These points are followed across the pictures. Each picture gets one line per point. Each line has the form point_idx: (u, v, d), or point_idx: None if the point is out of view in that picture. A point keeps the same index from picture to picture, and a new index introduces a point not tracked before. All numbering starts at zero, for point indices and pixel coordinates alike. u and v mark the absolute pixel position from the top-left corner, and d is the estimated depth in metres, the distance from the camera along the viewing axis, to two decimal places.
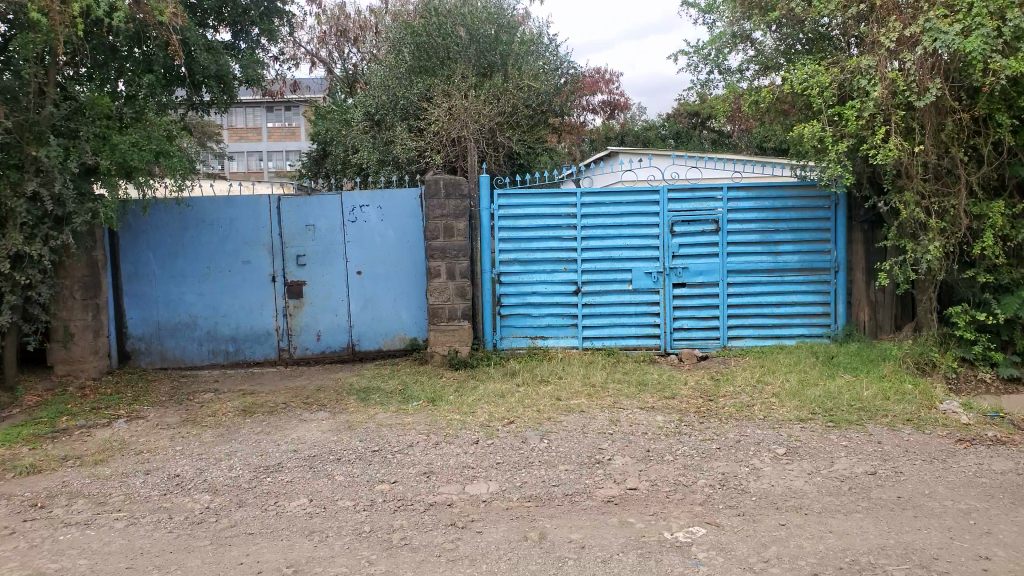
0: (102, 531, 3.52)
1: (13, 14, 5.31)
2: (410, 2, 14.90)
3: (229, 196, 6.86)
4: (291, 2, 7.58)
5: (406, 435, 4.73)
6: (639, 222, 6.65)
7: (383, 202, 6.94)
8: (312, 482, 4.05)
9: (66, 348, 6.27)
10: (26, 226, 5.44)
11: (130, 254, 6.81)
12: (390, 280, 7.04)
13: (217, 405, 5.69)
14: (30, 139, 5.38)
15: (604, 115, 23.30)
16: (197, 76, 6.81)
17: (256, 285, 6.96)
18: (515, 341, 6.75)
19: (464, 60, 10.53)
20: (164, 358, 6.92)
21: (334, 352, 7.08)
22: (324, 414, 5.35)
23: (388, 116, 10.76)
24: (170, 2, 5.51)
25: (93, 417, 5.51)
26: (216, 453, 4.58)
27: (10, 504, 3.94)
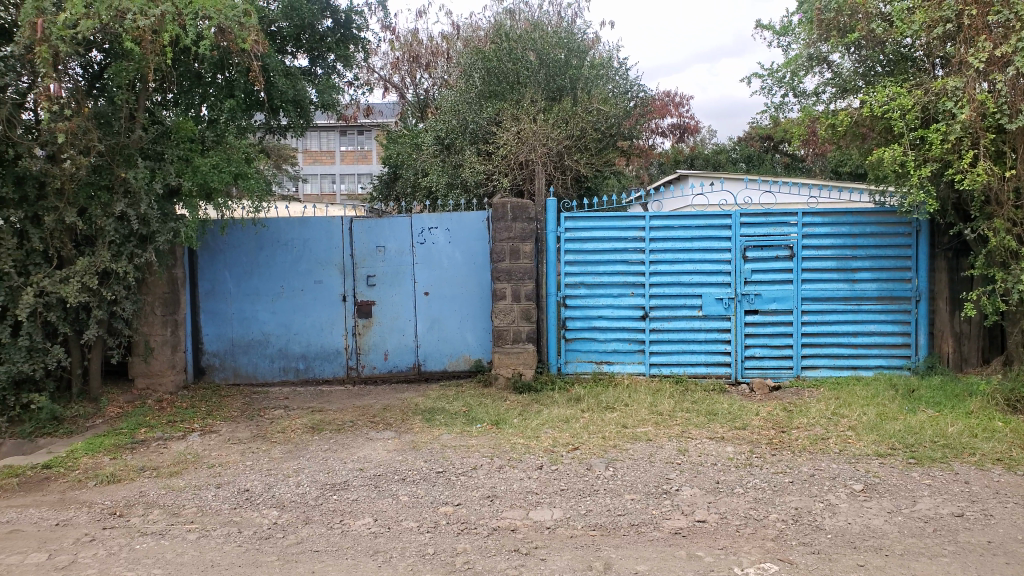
0: (175, 542, 3.62)
1: (109, 43, 5.61)
2: (481, 28, 15.19)
3: (303, 218, 7.05)
4: (367, 29, 7.80)
5: (470, 458, 4.73)
6: (710, 247, 6.53)
7: (452, 224, 7.02)
8: (377, 502, 4.07)
9: (146, 363, 6.52)
10: (114, 245, 5.72)
11: (207, 273, 7.03)
12: (457, 301, 7.09)
13: (286, 422, 5.81)
14: (119, 161, 5.68)
15: (673, 138, 23.13)
16: (275, 101, 7.00)
17: (327, 305, 7.11)
18: (581, 366, 6.69)
19: (534, 84, 10.70)
20: (238, 374, 7.12)
21: (400, 372, 7.15)
22: (389, 434, 5.39)
23: (457, 139, 10.93)
24: (253, 29, 5.71)
25: (170, 429, 5.69)
26: (285, 469, 4.66)
27: (91, 511, 4.09)
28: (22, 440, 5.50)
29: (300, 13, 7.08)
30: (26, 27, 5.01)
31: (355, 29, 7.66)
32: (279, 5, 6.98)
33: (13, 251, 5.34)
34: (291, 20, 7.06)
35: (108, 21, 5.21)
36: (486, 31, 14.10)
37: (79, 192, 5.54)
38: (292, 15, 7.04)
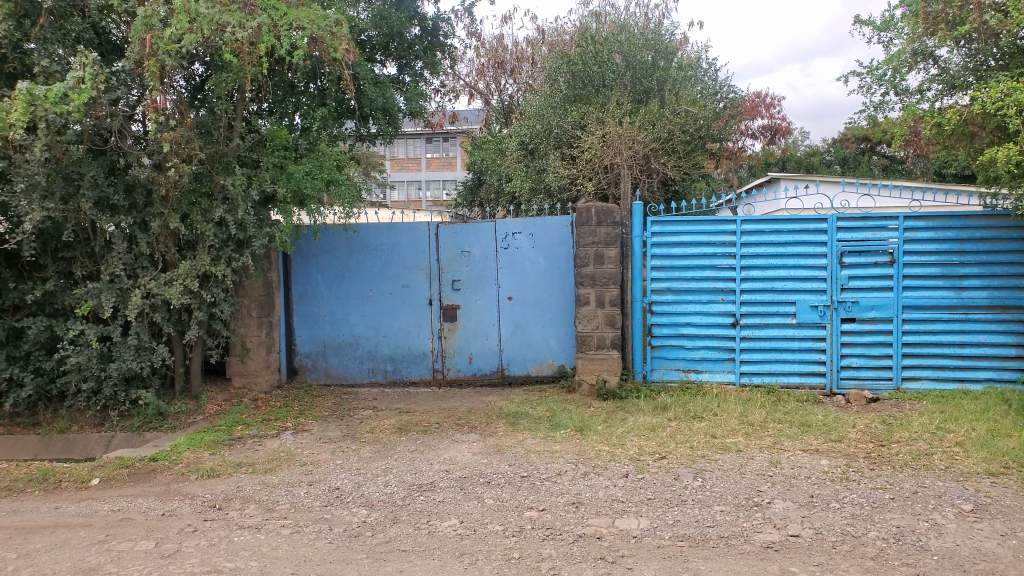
0: (271, 537, 3.73)
1: (210, 56, 5.86)
2: (567, 32, 15.21)
3: (391, 223, 7.19)
4: (453, 37, 7.94)
5: (554, 463, 4.71)
6: (804, 252, 6.30)
7: (535, 229, 7.00)
8: (463, 504, 4.10)
9: (243, 363, 6.78)
10: (213, 249, 5.98)
11: (301, 276, 7.28)
12: (540, 306, 7.07)
13: (375, 422, 5.93)
14: (219, 169, 5.93)
15: (763, 140, 22.56)
16: (365, 109, 7.16)
17: (414, 308, 7.23)
18: (667, 374, 6.56)
19: (620, 87, 10.62)
20: (329, 375, 7.33)
21: (485, 375, 7.19)
22: (474, 436, 5.44)
23: (541, 144, 10.94)
24: (343, 39, 5.91)
25: (264, 427, 5.90)
26: (374, 468, 4.76)
27: (193, 503, 4.28)
28: (131, 433, 5.85)
29: (389, 22, 7.25)
30: (137, 43, 5.38)
31: (442, 36, 7.81)
32: (368, 15, 7.23)
33: (123, 255, 5.71)
34: (380, 29, 7.22)
35: (210, 35, 5.40)
36: (571, 36, 14.10)
37: (182, 199, 5.81)
38: (382, 24, 7.22)
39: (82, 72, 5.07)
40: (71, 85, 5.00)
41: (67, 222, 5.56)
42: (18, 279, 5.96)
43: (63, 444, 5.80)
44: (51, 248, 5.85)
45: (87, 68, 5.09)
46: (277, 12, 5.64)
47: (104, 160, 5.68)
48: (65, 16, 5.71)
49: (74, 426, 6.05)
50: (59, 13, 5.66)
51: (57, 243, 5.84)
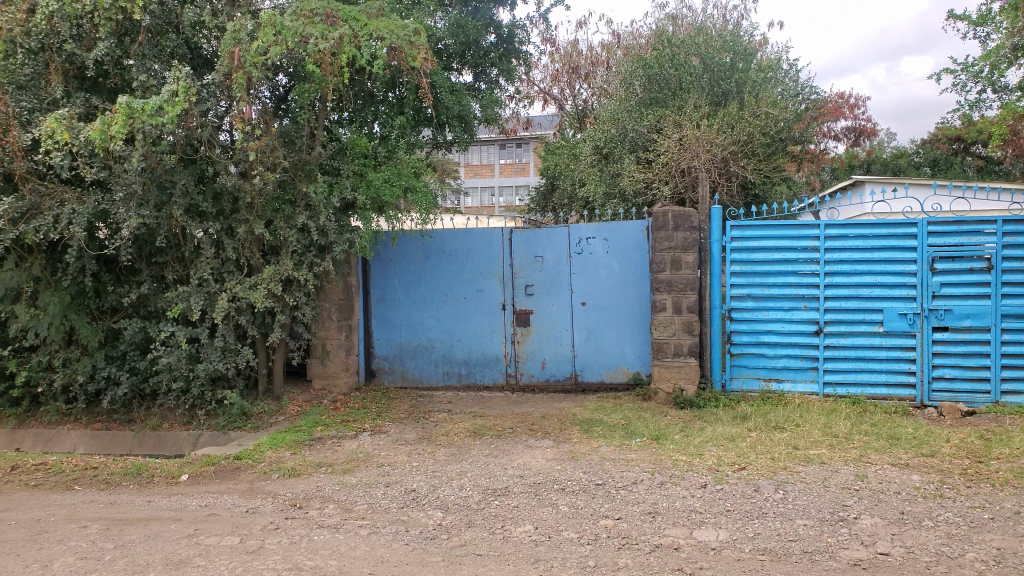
0: (349, 536, 3.81)
1: (293, 67, 6.05)
2: (642, 36, 15.09)
3: (466, 229, 7.27)
4: (528, 43, 7.98)
5: (630, 472, 4.64)
6: (893, 258, 6.05)
7: (610, 234, 6.92)
8: (538, 510, 4.09)
9: (323, 364, 6.95)
10: (296, 254, 6.17)
11: (379, 281, 7.44)
12: (614, 312, 6.97)
13: (450, 426, 5.98)
14: (302, 176, 6.10)
15: (847, 142, 21.80)
16: (442, 117, 7.23)
17: (488, 313, 7.27)
18: (747, 383, 6.40)
19: (698, 89, 10.48)
20: (405, 378, 7.44)
21: (558, 381, 7.16)
22: (548, 442, 5.42)
23: (616, 148, 10.84)
24: (422, 48, 5.92)
25: (344, 428, 6.03)
26: (449, 472, 4.79)
27: (275, 502, 4.40)
28: (217, 432, 6.11)
29: (465, 30, 7.31)
30: (226, 56, 5.62)
31: (517, 43, 7.86)
32: (446, 24, 7.21)
33: (211, 260, 5.93)
34: (456, 37, 7.29)
35: (294, 46, 5.58)
36: (647, 40, 13.97)
37: (267, 206, 6.01)
38: (459, 33, 7.29)
39: (176, 85, 5.29)
40: (166, 98, 5.23)
41: (160, 228, 5.82)
42: (116, 283, 6.39)
43: (154, 440, 6.18)
44: (146, 253, 6.17)
45: (180, 82, 5.33)
46: (358, 23, 5.75)
47: (194, 169, 5.90)
48: (161, 33, 5.98)
49: (165, 423, 6.36)
50: (156, 30, 5.93)
51: (151, 248, 6.14)
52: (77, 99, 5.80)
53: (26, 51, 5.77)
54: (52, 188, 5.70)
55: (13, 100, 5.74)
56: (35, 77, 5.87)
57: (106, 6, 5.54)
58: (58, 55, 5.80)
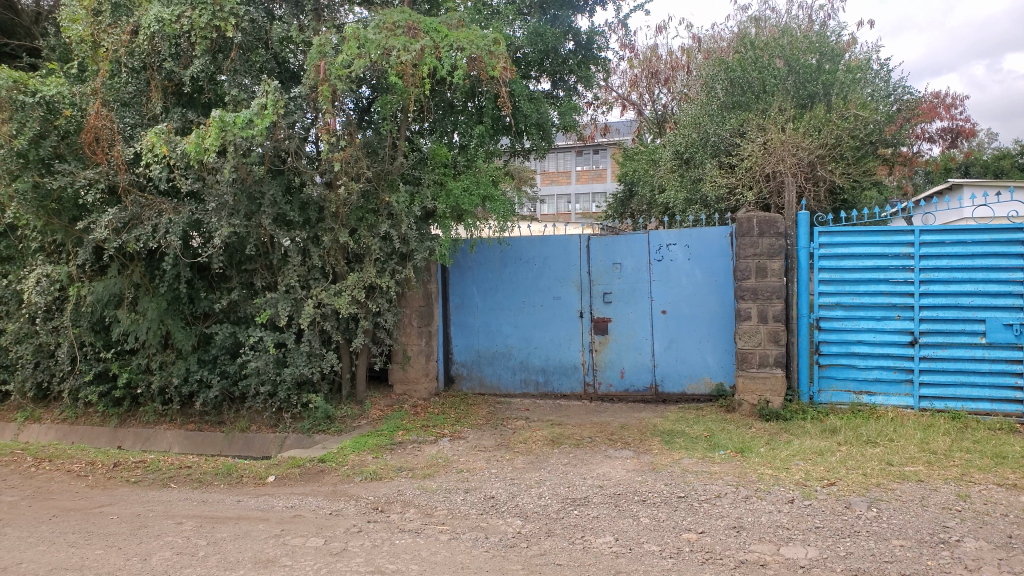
0: (430, 541, 3.84)
1: (376, 79, 6.16)
2: (724, 40, 14.80)
3: (544, 236, 7.27)
4: (607, 49, 7.91)
5: (713, 485, 4.52)
6: (996, 264, 5.72)
7: (691, 240, 6.79)
8: (619, 521, 4.02)
9: (404, 370, 7.06)
10: (379, 261, 6.29)
11: (458, 288, 7.53)
12: (696, 321, 6.82)
13: (528, 433, 5.98)
14: (384, 186, 6.23)
15: (943, 143, 20.78)
16: (520, 125, 7.22)
17: (566, 321, 7.24)
18: (836, 395, 6.16)
19: (783, 92, 10.22)
20: (483, 384, 7.48)
21: (638, 391, 7.05)
22: (628, 453, 5.34)
23: (697, 153, 10.63)
24: (501, 57, 5.90)
25: (424, 433, 6.11)
26: (528, 479, 4.78)
27: (358, 505, 4.49)
28: (302, 435, 6.28)
29: (544, 38, 7.28)
30: (312, 70, 5.78)
31: (596, 49, 7.79)
32: (525, 32, 7.20)
33: (298, 267, 6.14)
34: (535, 46, 7.30)
35: (377, 59, 5.70)
36: (729, 43, 13.69)
37: (351, 214, 6.16)
38: (537, 41, 7.26)
39: (265, 99, 5.47)
40: (256, 111, 5.43)
41: (250, 236, 6.03)
42: (209, 289, 6.67)
43: (243, 442, 6.40)
44: (236, 261, 6.41)
45: (269, 95, 5.52)
46: (439, 34, 5.87)
47: (282, 179, 6.10)
48: (252, 48, 6.20)
49: (253, 425, 6.57)
50: (246, 45, 6.16)
51: (241, 256, 6.37)
52: (174, 115, 6.08)
53: (129, 70, 6.11)
54: (151, 199, 5.97)
55: (118, 116, 6.07)
56: (137, 95, 6.21)
57: (202, 24, 5.80)
58: (158, 73, 6.11)
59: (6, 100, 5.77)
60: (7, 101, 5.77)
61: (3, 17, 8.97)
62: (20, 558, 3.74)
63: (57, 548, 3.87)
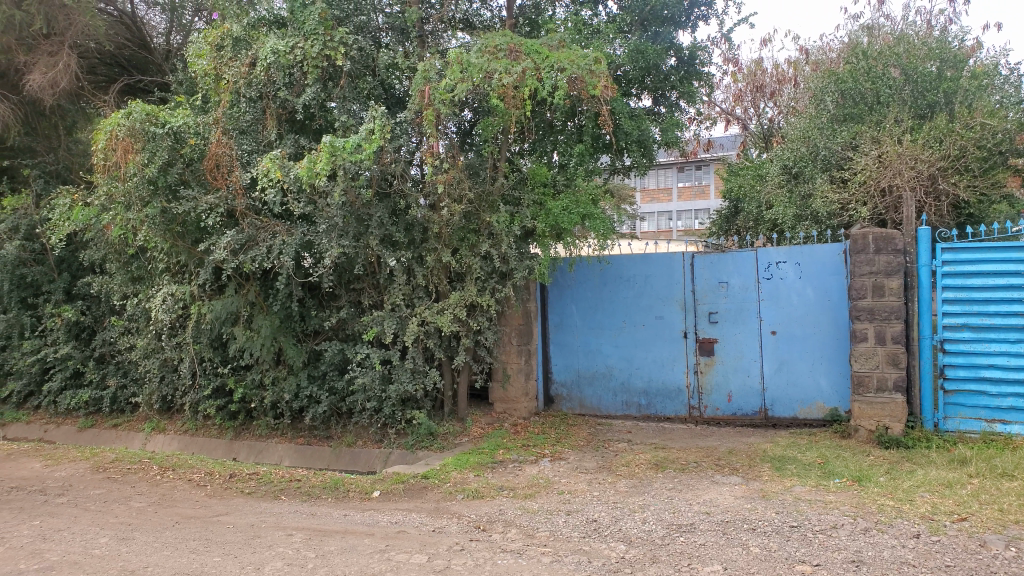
0: (532, 563, 3.80)
1: (477, 102, 6.28)
2: (835, 50, 14.25)
3: (646, 254, 7.16)
4: (710, 65, 7.75)
5: (829, 515, 4.28)
6: None
7: (802, 258, 6.52)
8: (727, 549, 3.86)
9: (504, 388, 7.09)
10: (480, 280, 6.36)
11: (557, 307, 7.51)
12: (808, 342, 6.52)
13: (631, 456, 5.86)
14: (485, 207, 6.29)
15: None
16: (621, 143, 7.14)
17: (669, 341, 7.07)
18: (965, 423, 5.74)
19: (898, 103, 9.75)
20: (583, 405, 7.40)
21: (746, 415, 6.80)
22: (736, 479, 5.14)
23: (807, 167, 10.21)
24: (602, 76, 5.84)
25: (524, 453, 6.09)
26: (631, 503, 4.67)
27: (460, 522, 4.50)
28: (406, 451, 6.39)
29: (645, 55, 7.19)
30: (418, 95, 5.95)
31: (699, 64, 7.64)
32: (625, 50, 7.16)
33: (403, 286, 6.29)
34: (635, 63, 7.23)
35: (479, 82, 5.80)
36: (841, 53, 13.16)
37: (454, 234, 6.26)
38: (638, 58, 7.18)
39: (373, 124, 5.67)
40: (364, 136, 5.62)
41: (358, 257, 6.23)
42: (319, 307, 6.93)
43: (350, 456, 6.62)
44: (345, 280, 6.63)
45: (376, 120, 5.70)
46: (540, 56, 5.88)
47: (388, 202, 6.29)
48: (360, 76, 6.49)
49: (359, 440, 6.76)
50: (355, 73, 6.43)
51: (350, 275, 6.59)
52: (288, 140, 6.38)
53: (247, 100, 6.44)
54: (266, 221, 6.27)
55: (237, 143, 6.36)
56: (253, 123, 6.52)
57: (314, 53, 6.12)
58: (273, 101, 6.44)
59: (139, 132, 6.11)
60: (141, 132, 6.11)
61: (139, 56, 9.78)
62: (147, 561, 3.95)
63: (180, 554, 4.07)
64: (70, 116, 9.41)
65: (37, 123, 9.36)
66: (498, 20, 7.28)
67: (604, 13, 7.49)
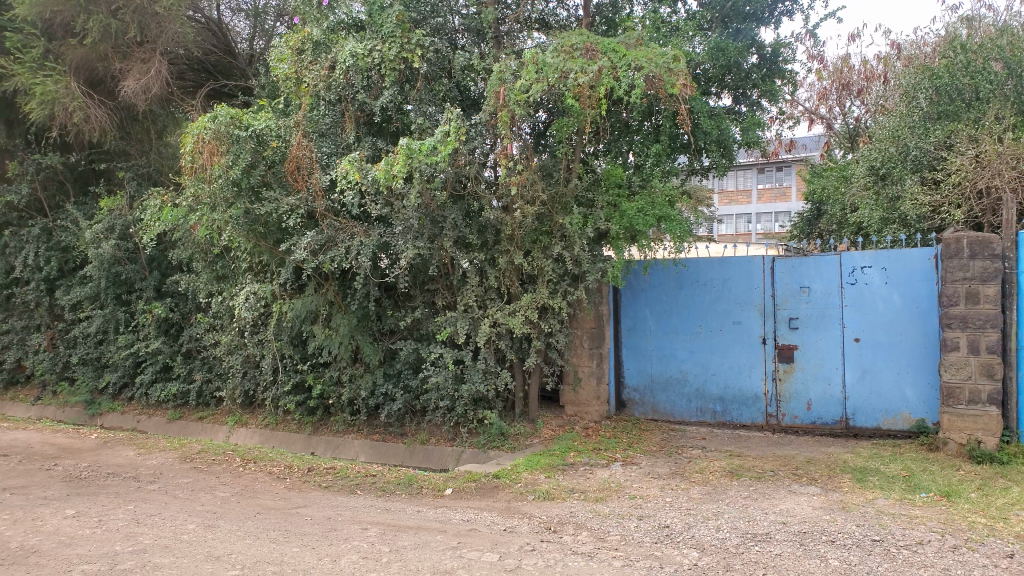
0: (602, 566, 3.75)
1: (552, 102, 6.26)
2: (929, 44, 13.60)
3: (724, 258, 6.98)
4: (793, 62, 7.49)
5: (914, 530, 4.06)
6: None
7: (889, 262, 6.24)
8: (804, 561, 3.72)
9: (575, 391, 7.04)
10: (551, 282, 6.34)
11: (630, 311, 7.36)
12: (894, 351, 6.24)
13: (705, 463, 5.73)
14: (558, 209, 6.26)
15: None
16: (700, 143, 6.98)
17: (747, 347, 6.87)
18: None
19: (999, 99, 9.22)
20: (656, 411, 7.25)
21: (826, 424, 6.55)
22: (815, 490, 4.95)
23: (897, 168, 9.73)
24: (681, 74, 5.73)
25: (595, 456, 6.03)
26: (705, 511, 4.56)
27: (531, 523, 4.49)
28: (477, 450, 6.44)
29: (727, 53, 7.02)
30: (493, 96, 5.98)
31: (782, 62, 7.40)
32: (705, 48, 7.02)
33: (475, 288, 6.35)
34: (716, 61, 7.05)
35: (555, 82, 5.77)
36: (936, 47, 12.55)
37: (526, 236, 6.26)
38: (718, 56, 7.03)
39: (448, 126, 5.72)
40: (440, 138, 5.67)
41: (432, 258, 6.31)
42: (395, 307, 7.03)
43: (423, 454, 6.70)
44: (420, 281, 6.72)
45: (452, 122, 5.75)
46: (617, 54, 5.80)
47: (462, 204, 6.35)
48: (436, 78, 6.55)
49: (432, 438, 6.84)
50: (431, 76, 6.54)
51: (424, 276, 6.68)
52: (366, 143, 6.51)
53: (326, 103, 6.61)
54: (345, 223, 6.41)
55: (317, 146, 6.53)
56: (333, 126, 6.67)
57: (391, 56, 6.26)
58: (352, 104, 6.59)
59: (224, 134, 6.36)
60: (226, 135, 6.34)
61: (224, 61, 10.14)
62: (230, 548, 4.08)
63: (260, 543, 4.18)
64: (160, 120, 9.85)
65: (131, 128, 9.83)
66: (575, 19, 7.24)
67: (684, 10, 7.36)
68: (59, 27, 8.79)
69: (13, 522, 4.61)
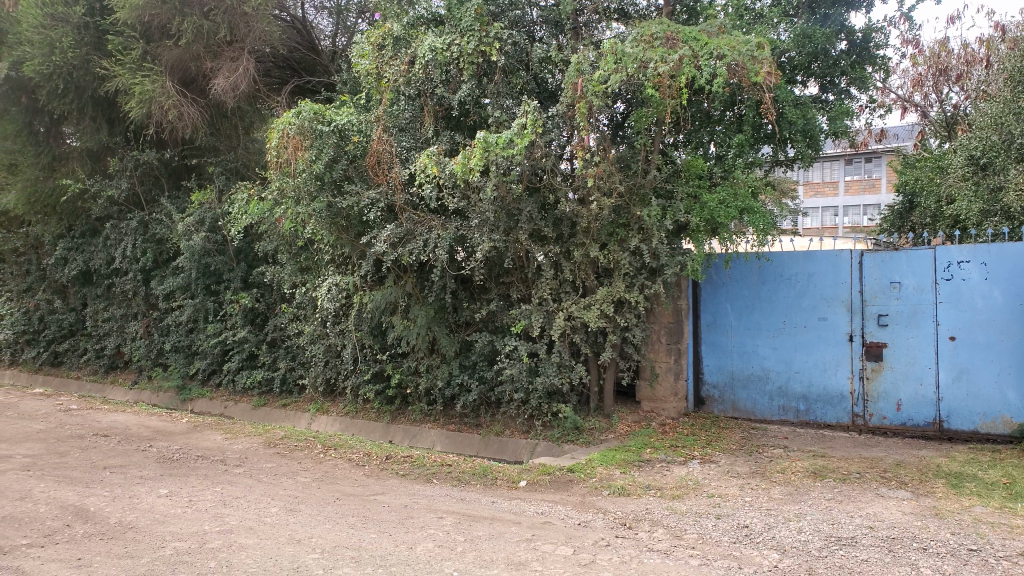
0: (679, 564, 3.68)
1: (631, 92, 6.16)
2: None
3: (809, 252, 6.75)
4: (886, 47, 7.15)
5: (1015, 541, 3.83)
6: None
7: (989, 257, 5.91)
8: (893, 568, 3.56)
9: (652, 387, 6.94)
10: (628, 276, 6.24)
11: (710, 305, 7.20)
12: (994, 350, 5.91)
13: (787, 463, 5.56)
14: (636, 201, 6.18)
15: None
16: (784, 133, 6.76)
17: (833, 345, 6.62)
18: None
19: None
20: (736, 408, 7.07)
21: (917, 426, 6.25)
22: (906, 494, 4.72)
23: (999, 157, 9.18)
24: (765, 61, 5.53)
25: (672, 453, 5.94)
26: (786, 512, 4.42)
27: (606, 518, 4.45)
28: (552, 443, 6.44)
29: (813, 39, 6.75)
30: (570, 88, 5.92)
31: (874, 47, 7.08)
32: (790, 35, 6.77)
33: (550, 280, 6.34)
34: (802, 48, 6.79)
35: (634, 73, 5.68)
36: None
37: (603, 229, 6.21)
38: (804, 43, 6.76)
39: (525, 118, 5.70)
40: (517, 130, 5.66)
41: (508, 251, 6.34)
42: (471, 299, 7.08)
43: (497, 445, 6.73)
44: (495, 274, 6.76)
45: (529, 115, 5.73)
46: (698, 43, 5.66)
47: (537, 196, 6.31)
48: (514, 71, 6.55)
49: (507, 429, 6.87)
50: (508, 69, 6.52)
51: (500, 269, 6.71)
52: (443, 137, 6.56)
53: (406, 98, 6.71)
54: (423, 216, 6.49)
55: (397, 140, 6.66)
56: (412, 120, 6.76)
57: (470, 50, 6.30)
58: (431, 99, 6.65)
59: (308, 130, 6.54)
60: (309, 130, 6.53)
61: (307, 59, 10.50)
62: (311, 532, 4.20)
63: (339, 528, 4.29)
64: (248, 117, 10.22)
65: (220, 124, 10.15)
66: (654, 8, 7.02)
67: None
68: (155, 30, 9.23)
69: (113, 499, 4.88)
